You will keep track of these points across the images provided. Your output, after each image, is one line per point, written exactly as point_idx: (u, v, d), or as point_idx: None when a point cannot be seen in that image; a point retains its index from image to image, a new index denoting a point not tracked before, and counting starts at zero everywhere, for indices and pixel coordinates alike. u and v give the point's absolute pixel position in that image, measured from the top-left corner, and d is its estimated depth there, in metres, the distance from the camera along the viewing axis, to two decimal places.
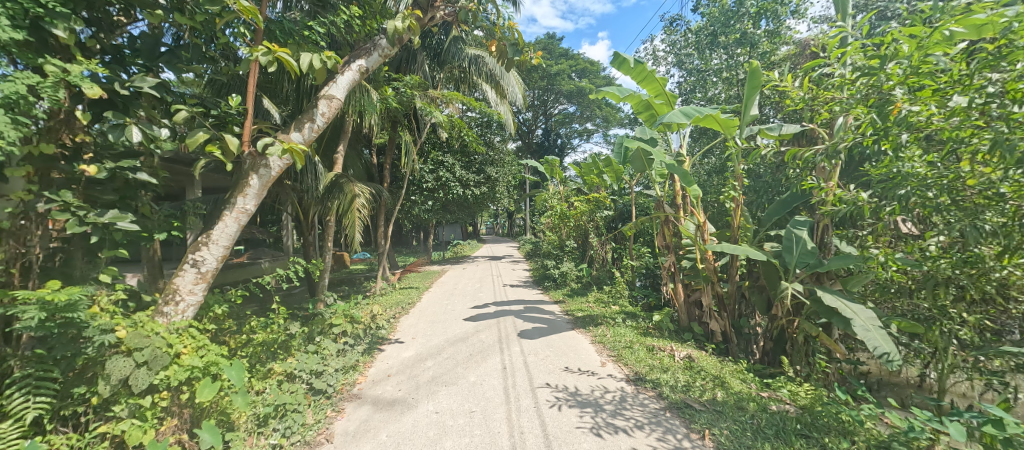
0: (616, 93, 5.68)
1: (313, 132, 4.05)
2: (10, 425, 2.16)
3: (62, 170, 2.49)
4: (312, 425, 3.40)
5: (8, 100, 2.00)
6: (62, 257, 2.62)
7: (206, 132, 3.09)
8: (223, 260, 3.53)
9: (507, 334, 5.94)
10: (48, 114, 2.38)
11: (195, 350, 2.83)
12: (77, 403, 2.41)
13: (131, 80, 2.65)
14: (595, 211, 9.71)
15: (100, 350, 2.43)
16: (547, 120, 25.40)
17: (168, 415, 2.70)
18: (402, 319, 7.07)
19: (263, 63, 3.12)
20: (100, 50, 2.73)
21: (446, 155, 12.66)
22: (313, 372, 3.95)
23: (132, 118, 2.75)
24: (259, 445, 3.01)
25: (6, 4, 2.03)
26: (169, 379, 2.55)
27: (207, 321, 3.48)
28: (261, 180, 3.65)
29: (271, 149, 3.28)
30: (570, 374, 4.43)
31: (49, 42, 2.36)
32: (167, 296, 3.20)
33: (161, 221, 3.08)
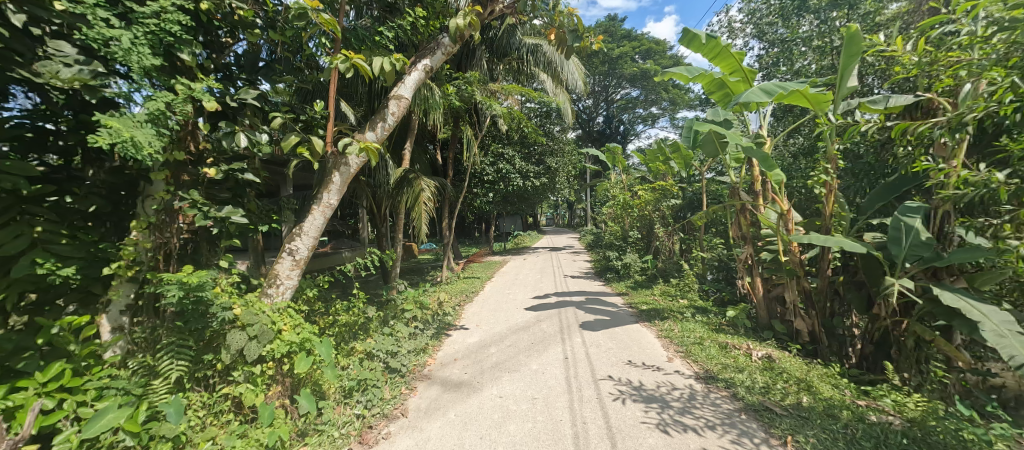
0: (684, 74, 5.34)
1: (385, 131, 4.35)
2: (162, 382, 2.64)
3: (190, 173, 2.98)
4: (390, 400, 3.73)
5: (152, 116, 2.43)
6: (192, 246, 3.12)
7: (297, 135, 3.47)
8: (313, 249, 3.96)
9: (568, 324, 5.95)
10: (179, 126, 2.85)
11: (292, 327, 3.24)
12: (206, 367, 2.90)
13: (238, 92, 3.07)
14: (661, 200, 9.28)
15: (222, 325, 2.90)
16: (608, 107, 24.59)
17: (274, 382, 3.13)
18: (466, 307, 7.37)
19: (342, 69, 3.42)
20: (215, 69, 3.19)
21: (506, 147, 12.85)
22: (389, 352, 4.31)
23: (239, 126, 3.19)
24: (346, 414, 3.37)
25: (147, 36, 2.46)
26: (274, 352, 2.97)
27: (301, 303, 3.94)
28: (342, 177, 4.02)
29: (350, 148, 3.61)
30: (634, 368, 4.34)
31: (178, 65, 2.80)
32: (270, 280, 3.69)
33: (264, 215, 3.54)
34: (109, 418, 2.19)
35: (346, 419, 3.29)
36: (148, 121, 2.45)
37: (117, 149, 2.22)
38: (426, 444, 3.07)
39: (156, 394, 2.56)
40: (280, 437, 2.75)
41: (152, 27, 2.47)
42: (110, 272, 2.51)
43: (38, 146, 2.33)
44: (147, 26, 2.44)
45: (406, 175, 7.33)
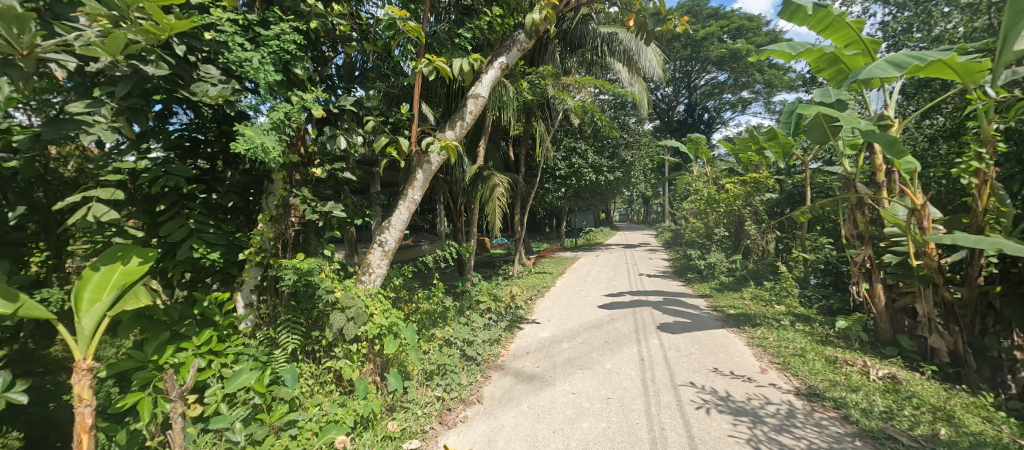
0: (787, 51, 4.75)
1: (464, 129, 4.54)
2: (281, 352, 3.08)
3: (302, 173, 3.40)
4: (467, 386, 3.92)
5: (276, 124, 2.84)
6: (303, 236, 3.58)
7: (387, 136, 3.78)
8: (399, 240, 4.28)
9: (645, 325, 5.71)
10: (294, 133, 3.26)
11: (383, 311, 3.56)
12: (314, 343, 3.32)
13: (339, 100, 3.43)
14: (752, 195, 8.42)
15: (326, 306, 3.29)
16: (690, 94, 22.87)
17: (367, 360, 3.48)
18: (538, 301, 7.44)
19: (426, 73, 3.64)
20: (320, 80, 3.58)
21: (579, 141, 12.62)
22: (466, 341, 4.51)
23: (340, 130, 3.55)
24: (428, 394, 3.63)
25: (271, 55, 2.86)
26: (368, 332, 3.29)
27: (389, 290, 4.30)
28: (425, 175, 4.30)
29: (432, 147, 3.84)
30: (719, 377, 4.03)
31: (293, 78, 3.21)
32: (363, 268, 4.07)
33: (359, 210, 3.92)
34: (243, 378, 2.66)
35: (428, 400, 3.53)
36: (273, 129, 2.86)
37: (251, 154, 2.62)
38: (500, 432, 3.18)
39: (277, 362, 2.99)
40: (372, 410, 3.05)
41: (276, 48, 2.87)
42: (244, 257, 2.98)
43: (193, 153, 2.87)
44: (271, 48, 2.85)
45: (480, 172, 7.58)
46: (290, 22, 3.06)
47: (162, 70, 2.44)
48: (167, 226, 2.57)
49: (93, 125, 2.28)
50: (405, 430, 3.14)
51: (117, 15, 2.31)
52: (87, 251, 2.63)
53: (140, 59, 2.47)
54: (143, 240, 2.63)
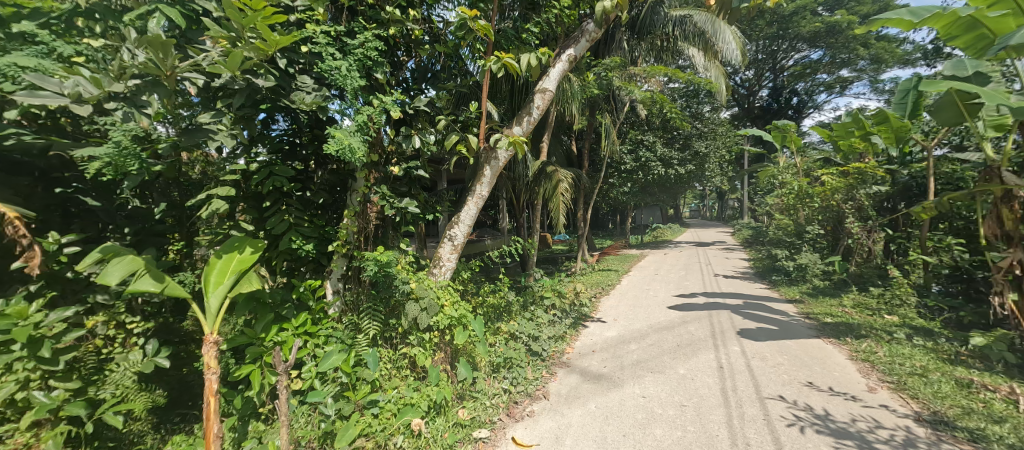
0: (906, 18, 4.10)
1: (531, 124, 4.54)
2: (363, 336, 3.34)
3: (381, 171, 3.64)
4: (533, 380, 3.96)
5: (360, 126, 3.09)
6: (381, 230, 3.84)
7: (457, 134, 3.91)
8: (468, 235, 4.42)
9: (722, 329, 5.31)
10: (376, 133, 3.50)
11: (453, 302, 3.70)
12: (392, 330, 3.56)
13: (414, 100, 3.62)
14: (854, 188, 7.41)
15: (403, 296, 3.51)
16: (776, 77, 20.72)
17: (439, 348, 3.65)
18: (603, 299, 7.28)
19: (495, 70, 3.70)
20: (397, 83, 3.80)
21: (647, 134, 12.04)
22: (531, 336, 4.55)
23: (414, 130, 3.75)
24: (495, 386, 3.72)
25: (356, 63, 3.10)
26: (439, 322, 3.45)
27: (458, 282, 4.46)
28: (492, 171, 4.41)
29: (500, 143, 3.91)
30: (815, 393, 3.62)
31: (374, 83, 3.45)
32: (435, 261, 4.27)
33: (430, 206, 4.11)
34: (333, 358, 2.95)
35: (495, 391, 3.63)
36: (357, 131, 3.11)
37: (341, 155, 2.87)
38: (567, 430, 3.17)
39: (360, 345, 3.26)
40: (444, 396, 3.19)
41: (360, 56, 3.11)
42: (333, 248, 3.28)
43: (292, 155, 3.22)
44: (357, 55, 3.09)
45: (544, 167, 7.54)
46: (372, 29, 3.28)
47: (269, 81, 2.75)
48: (270, 221, 2.93)
49: (217, 133, 2.69)
50: (474, 419, 3.26)
51: (234, 35, 2.63)
52: (210, 241, 3.08)
53: (253, 73, 2.81)
54: (252, 232, 3.02)
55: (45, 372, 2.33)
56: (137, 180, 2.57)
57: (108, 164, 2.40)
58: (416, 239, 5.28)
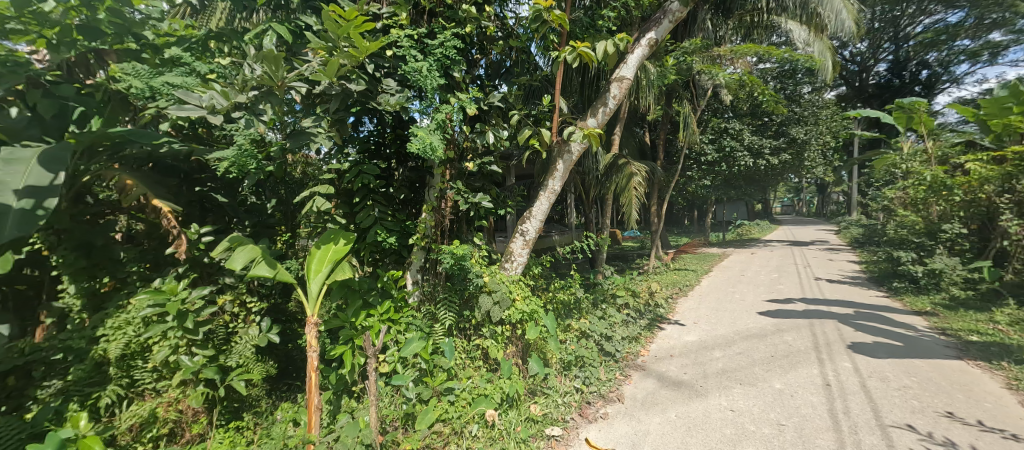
0: None
1: (606, 115, 4.38)
2: (440, 326, 3.49)
3: (457, 167, 3.77)
4: (606, 381, 3.85)
5: (439, 124, 3.22)
6: (457, 225, 3.98)
7: (530, 128, 3.90)
8: (539, 230, 4.40)
9: (827, 342, 4.69)
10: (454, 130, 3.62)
11: (524, 297, 3.73)
12: (466, 321, 3.69)
13: (488, 97, 3.68)
14: (1013, 177, 6.05)
15: (477, 288, 3.62)
16: (897, 48, 17.71)
17: (510, 342, 3.71)
18: (681, 301, 6.86)
19: (570, 60, 3.61)
20: (472, 81, 3.89)
21: (732, 121, 11.02)
22: (604, 335, 4.42)
23: (489, 126, 3.82)
24: (567, 384, 3.69)
25: (435, 63, 3.22)
26: (512, 316, 3.50)
27: (529, 277, 4.48)
28: (564, 165, 4.36)
29: (575, 136, 3.84)
30: (958, 425, 3.00)
31: (451, 81, 3.56)
32: (507, 256, 4.33)
33: (502, 201, 4.17)
34: (414, 345, 3.14)
35: (567, 389, 3.60)
36: (437, 128, 3.24)
37: (422, 152, 3.02)
38: (645, 437, 3.02)
39: (437, 334, 3.42)
40: (517, 390, 3.23)
41: (440, 55, 3.23)
42: (413, 241, 3.47)
43: (378, 154, 3.49)
44: (436, 55, 3.22)
45: (616, 161, 7.25)
46: (451, 29, 3.37)
47: (360, 85, 3.01)
48: (360, 215, 3.18)
49: (317, 135, 2.98)
50: (546, 415, 3.26)
51: (331, 45, 2.88)
52: (311, 233, 3.44)
53: (347, 79, 3.08)
54: (344, 225, 3.30)
55: (189, 340, 2.76)
56: (255, 179, 2.96)
57: (232, 163, 2.75)
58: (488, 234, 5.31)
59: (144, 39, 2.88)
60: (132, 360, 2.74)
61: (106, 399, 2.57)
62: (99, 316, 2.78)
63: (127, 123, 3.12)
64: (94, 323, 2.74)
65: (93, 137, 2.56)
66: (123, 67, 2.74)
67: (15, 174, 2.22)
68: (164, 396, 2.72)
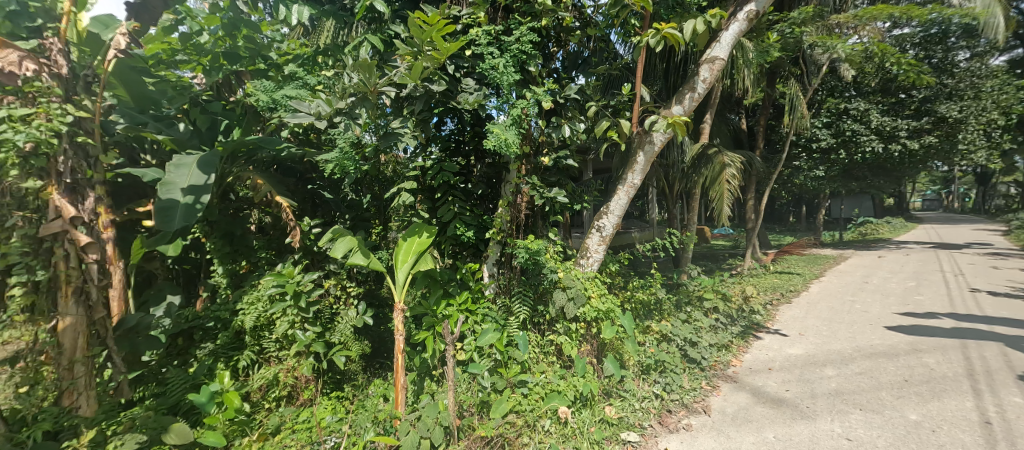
0: None
1: (694, 101, 4.16)
2: (515, 319, 3.55)
3: (533, 162, 3.76)
4: (689, 390, 3.61)
5: (515, 120, 3.24)
6: (533, 220, 3.98)
7: (608, 120, 3.77)
8: (618, 226, 4.24)
9: (987, 371, 3.76)
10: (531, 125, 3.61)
11: (600, 295, 3.67)
12: (540, 316, 3.71)
13: (564, 89, 3.61)
14: None
15: (551, 283, 3.64)
16: None
17: (585, 341, 3.68)
18: (782, 309, 6.17)
19: (653, 45, 3.42)
20: (548, 74, 3.85)
21: (856, 101, 9.53)
22: (687, 340, 4.15)
23: (565, 119, 3.76)
24: (645, 389, 3.55)
25: (510, 59, 3.23)
26: (586, 314, 3.49)
27: (606, 275, 4.32)
28: (646, 157, 4.15)
29: (658, 126, 3.69)
30: None
31: (527, 77, 3.57)
32: (582, 252, 4.24)
33: (579, 195, 4.09)
34: (490, 336, 3.23)
35: (645, 393, 3.46)
36: (513, 124, 3.26)
37: (497, 149, 3.08)
38: None
39: (511, 327, 3.48)
40: (590, 390, 3.17)
41: (516, 51, 3.23)
42: (489, 235, 3.56)
43: (459, 151, 3.63)
44: (512, 51, 3.23)
45: (705, 150, 6.65)
46: (527, 23, 3.36)
47: (441, 86, 3.14)
48: (441, 210, 3.34)
49: (404, 136, 3.23)
50: (622, 419, 3.16)
51: (416, 50, 3.02)
52: (399, 227, 3.72)
53: (430, 80, 3.22)
54: (427, 219, 3.50)
55: (302, 317, 3.12)
56: (353, 177, 3.29)
57: (336, 165, 3.13)
58: (564, 230, 5.26)
59: (269, 60, 3.51)
60: (262, 330, 3.14)
61: (242, 362, 3.02)
62: (239, 293, 3.27)
63: (256, 132, 3.69)
64: (234, 298, 3.25)
65: (235, 145, 3.07)
66: (256, 85, 3.33)
67: (185, 175, 2.75)
68: (285, 362, 3.08)
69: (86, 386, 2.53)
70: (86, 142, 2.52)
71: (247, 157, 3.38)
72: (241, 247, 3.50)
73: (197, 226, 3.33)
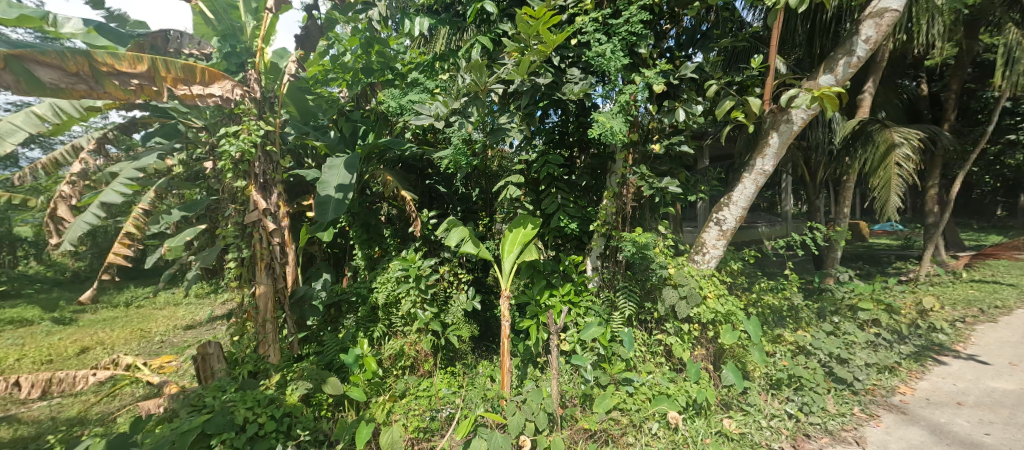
0: None
1: (851, 67, 3.47)
2: (619, 314, 3.44)
3: (641, 150, 3.54)
4: (835, 415, 3.05)
5: (623, 107, 3.12)
6: (640, 212, 3.78)
7: (732, 99, 3.35)
8: (741, 219, 3.78)
9: None
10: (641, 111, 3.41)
11: (718, 295, 3.37)
12: (647, 313, 3.53)
13: (679, 69, 3.30)
14: None
15: (661, 280, 3.43)
16: None
17: (699, 344, 3.40)
18: (980, 328, 4.77)
19: (793, 5, 2.89)
20: (660, 55, 3.58)
21: None
22: (834, 356, 3.50)
23: (679, 102, 3.44)
24: (774, 406, 3.13)
25: (618, 43, 3.09)
26: (701, 315, 3.23)
27: (725, 274, 3.89)
28: (781, 138, 3.59)
29: (799, 101, 3.15)
30: None
31: (637, 59, 3.37)
32: (697, 248, 3.88)
33: (693, 185, 3.75)
34: (593, 330, 3.20)
35: (775, 411, 3.06)
36: (620, 112, 3.13)
37: (604, 138, 2.99)
38: None
39: (616, 322, 3.39)
40: (706, 398, 2.93)
41: (625, 34, 3.08)
42: (593, 227, 3.50)
43: (562, 143, 3.67)
44: (621, 34, 3.08)
45: (864, 126, 4.91)
46: (637, 2, 3.16)
47: (547, 78, 3.18)
48: (545, 202, 3.39)
49: (510, 130, 3.31)
50: (744, 436, 2.84)
51: (523, 45, 3.07)
52: (503, 218, 3.84)
53: (536, 74, 3.28)
54: (531, 211, 3.58)
55: (422, 298, 3.53)
56: (464, 171, 3.52)
57: (451, 161, 3.37)
58: (675, 222, 4.87)
59: (395, 70, 3.94)
60: (391, 307, 3.63)
61: (376, 332, 3.55)
62: (374, 274, 3.84)
63: (386, 135, 4.17)
64: (371, 278, 3.83)
65: (370, 146, 3.59)
66: (386, 93, 3.80)
67: (335, 175, 3.30)
68: (409, 337, 3.50)
69: (273, 340, 3.29)
70: (272, 150, 3.24)
71: (379, 158, 3.90)
72: (376, 235, 4.08)
73: (344, 216, 4.01)
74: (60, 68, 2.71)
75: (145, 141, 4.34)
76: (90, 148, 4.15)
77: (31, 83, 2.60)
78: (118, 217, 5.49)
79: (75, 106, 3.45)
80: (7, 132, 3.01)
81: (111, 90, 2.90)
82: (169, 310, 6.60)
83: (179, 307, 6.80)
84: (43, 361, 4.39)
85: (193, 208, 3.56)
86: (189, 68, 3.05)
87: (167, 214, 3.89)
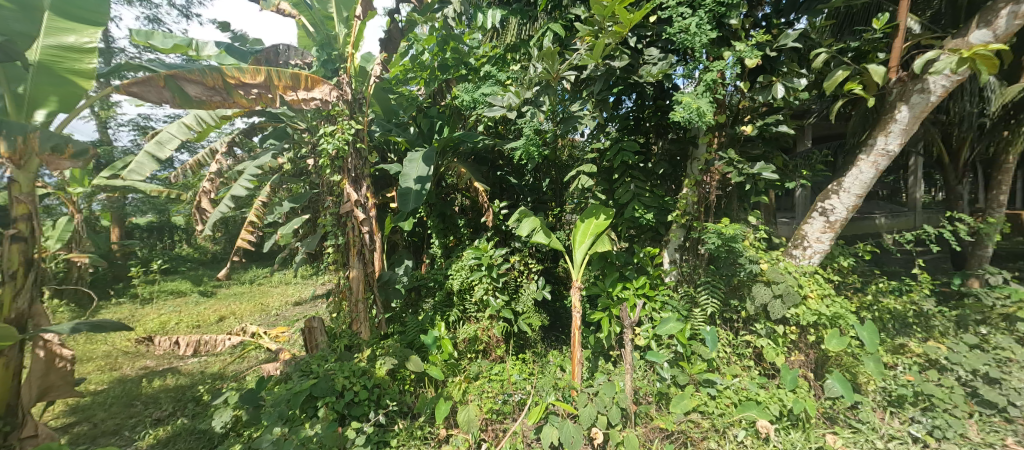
0: None
1: (1018, 18, 2.76)
2: (701, 311, 3.22)
3: (728, 133, 3.23)
4: (978, 445, 2.52)
5: (709, 85, 2.83)
6: (726, 201, 3.46)
7: (847, 68, 2.86)
8: (855, 210, 3.27)
9: None
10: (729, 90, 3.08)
11: (822, 296, 2.98)
12: (733, 312, 3.25)
13: (778, 39, 2.90)
14: None
15: (750, 276, 3.12)
16: None
17: (797, 349, 3.05)
18: None
19: None
20: (753, 26, 3.19)
21: None
22: (979, 374, 2.89)
23: (777, 76, 3.03)
24: (894, 426, 2.70)
25: (705, 16, 2.80)
26: (799, 317, 2.90)
27: (831, 271, 3.41)
28: (913, 111, 3.00)
29: (939, 65, 2.59)
30: None
31: (726, 32, 3.04)
32: (796, 241, 3.45)
33: (791, 171, 3.32)
34: (671, 326, 3.02)
35: (895, 433, 2.64)
36: (706, 91, 2.85)
37: (687, 120, 2.76)
38: None
39: (696, 320, 3.17)
40: (805, 409, 2.63)
41: (712, 5, 2.79)
42: (672, 218, 3.27)
43: (638, 129, 3.45)
44: (708, 6, 2.78)
45: None
46: None
47: (623, 61, 3.00)
48: (618, 191, 3.25)
49: (583, 118, 3.26)
50: None
51: (597, 28, 2.93)
52: (575, 208, 3.80)
53: (611, 58, 3.11)
54: (604, 201, 3.46)
55: (494, 285, 3.66)
56: (536, 162, 3.51)
57: (523, 151, 3.38)
58: (769, 212, 4.37)
59: (469, 65, 4.06)
60: (465, 294, 3.78)
61: (452, 317, 3.73)
62: (450, 261, 4.06)
63: (460, 129, 4.35)
64: (448, 265, 4.06)
65: (446, 140, 3.76)
66: (461, 88, 3.93)
67: (414, 168, 3.51)
68: (481, 323, 3.62)
69: (364, 318, 3.61)
70: (362, 146, 3.54)
71: (454, 151, 4.07)
72: (451, 225, 4.30)
73: (423, 207, 4.28)
74: (202, 83, 3.20)
75: (262, 142, 5.05)
76: (223, 151, 4.90)
77: (182, 99, 3.18)
78: (243, 208, 6.51)
79: (212, 115, 3.98)
80: (167, 140, 3.79)
81: (238, 100, 3.40)
82: (282, 287, 7.68)
83: (290, 285, 7.88)
84: (194, 325, 5.41)
85: (299, 201, 4.05)
86: (296, 76, 3.42)
87: (279, 205, 4.49)
